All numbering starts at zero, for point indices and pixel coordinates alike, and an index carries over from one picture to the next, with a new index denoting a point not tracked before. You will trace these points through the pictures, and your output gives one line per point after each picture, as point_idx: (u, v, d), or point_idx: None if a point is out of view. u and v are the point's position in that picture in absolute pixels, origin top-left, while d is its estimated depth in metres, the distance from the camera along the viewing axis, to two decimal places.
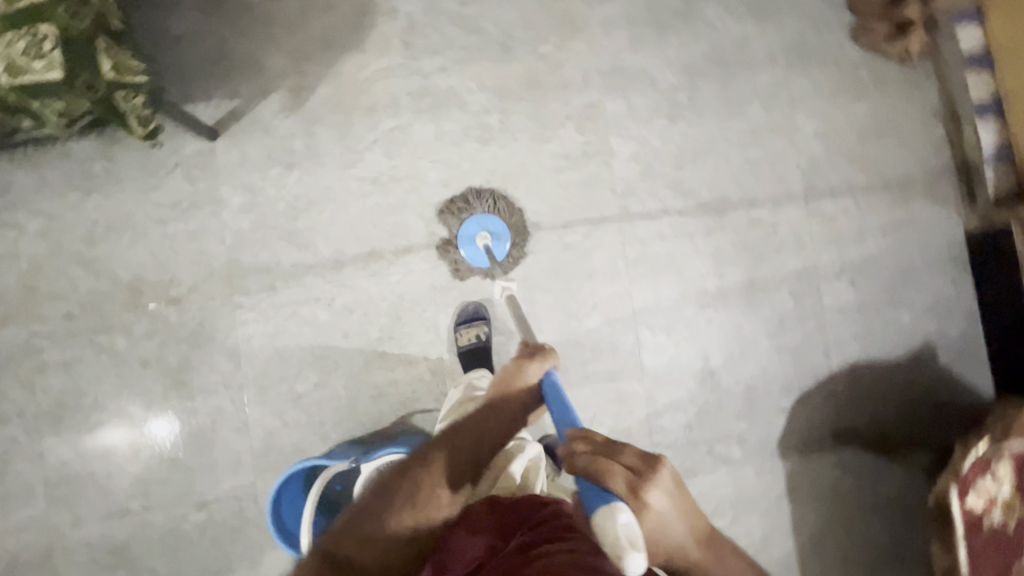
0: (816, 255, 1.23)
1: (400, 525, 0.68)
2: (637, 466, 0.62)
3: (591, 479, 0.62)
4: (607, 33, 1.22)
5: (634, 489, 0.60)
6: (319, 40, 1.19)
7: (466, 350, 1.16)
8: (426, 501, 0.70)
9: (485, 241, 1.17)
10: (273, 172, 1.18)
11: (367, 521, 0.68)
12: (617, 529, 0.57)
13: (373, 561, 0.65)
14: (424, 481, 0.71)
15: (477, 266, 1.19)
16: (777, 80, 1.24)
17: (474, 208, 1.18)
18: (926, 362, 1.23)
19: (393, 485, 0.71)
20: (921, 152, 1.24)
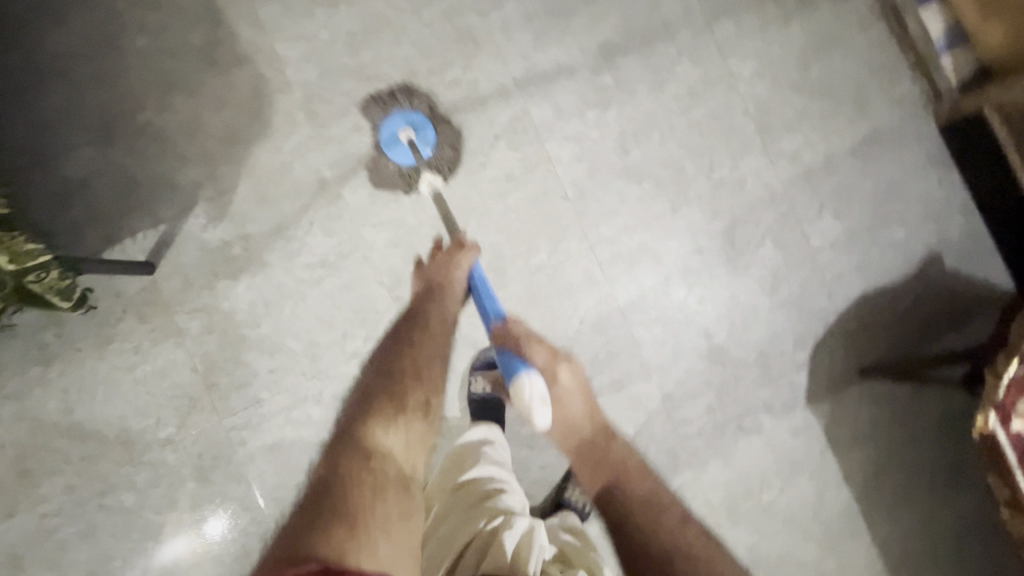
0: (791, 199, 1.16)
1: (415, 406, 0.86)
2: (552, 354, 0.92)
3: (521, 354, 0.89)
4: (511, 38, 1.15)
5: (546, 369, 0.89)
6: (224, 139, 1.14)
7: (479, 400, 1.12)
8: (426, 380, 0.89)
9: (408, 135, 1.10)
10: (221, 286, 1.14)
11: (386, 408, 0.84)
12: (534, 395, 0.83)
13: (396, 441, 0.81)
14: (408, 359, 0.91)
15: (402, 162, 1.12)
16: (700, 30, 1.16)
17: (399, 107, 1.12)
18: (934, 273, 1.17)
19: (393, 376, 0.88)
20: (869, 59, 1.16)
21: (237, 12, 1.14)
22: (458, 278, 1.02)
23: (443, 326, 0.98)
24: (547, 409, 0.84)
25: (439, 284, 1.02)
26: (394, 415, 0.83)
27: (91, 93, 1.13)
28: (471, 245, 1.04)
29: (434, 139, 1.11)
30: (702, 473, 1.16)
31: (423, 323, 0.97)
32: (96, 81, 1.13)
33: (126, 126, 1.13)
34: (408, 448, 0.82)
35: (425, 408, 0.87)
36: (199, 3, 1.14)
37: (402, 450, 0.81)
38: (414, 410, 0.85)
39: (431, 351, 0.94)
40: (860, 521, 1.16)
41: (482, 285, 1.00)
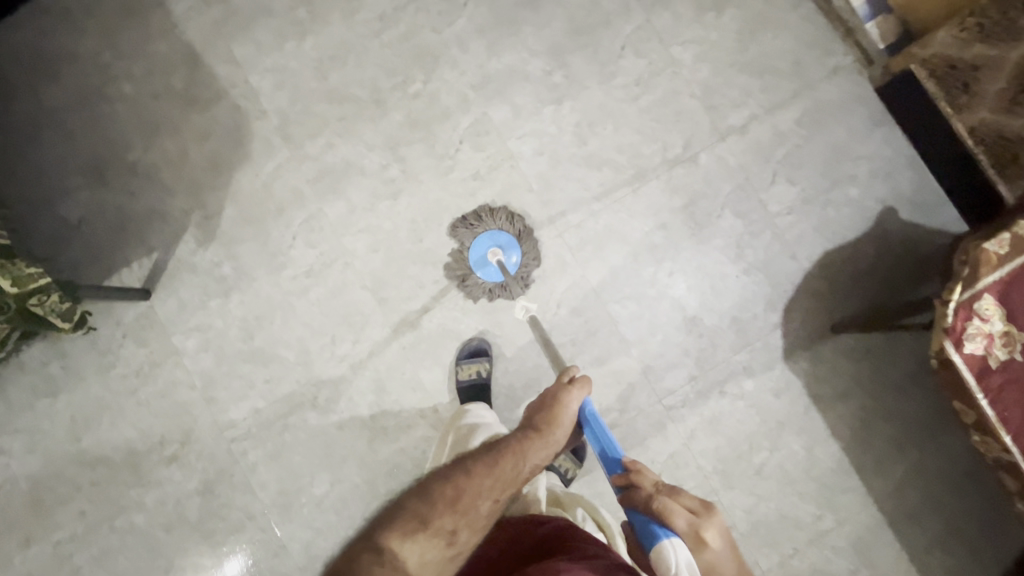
0: (745, 170, 1.22)
1: (439, 531, 0.71)
2: (696, 509, 0.70)
3: (655, 514, 0.71)
4: (465, 50, 1.23)
5: (692, 524, 0.69)
6: (209, 168, 1.22)
7: (466, 385, 1.16)
8: (467, 509, 0.75)
9: (497, 256, 1.18)
10: (214, 304, 1.20)
11: (409, 521, 0.71)
12: (680, 567, 0.67)
13: (412, 554, 0.67)
14: (481, 471, 0.80)
15: (489, 281, 1.18)
16: (640, 25, 1.24)
17: (487, 227, 1.19)
18: (891, 225, 1.21)
19: (430, 496, 0.74)
20: (802, 33, 1.23)
21: (213, 52, 1.24)
22: (565, 417, 0.91)
23: (504, 478, 0.80)
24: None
25: (546, 425, 0.90)
26: (419, 527, 0.70)
27: (84, 138, 1.22)
28: (584, 377, 0.95)
29: (520, 261, 1.19)
30: (692, 441, 1.18)
31: (492, 459, 0.82)
32: (88, 127, 1.22)
33: (117, 166, 1.21)
34: (421, 570, 0.67)
35: (449, 535, 0.71)
36: (177, 48, 1.24)
37: (416, 569, 0.67)
38: (436, 534, 0.71)
39: (482, 486, 0.78)
40: (852, 474, 1.18)
41: (595, 423, 0.90)
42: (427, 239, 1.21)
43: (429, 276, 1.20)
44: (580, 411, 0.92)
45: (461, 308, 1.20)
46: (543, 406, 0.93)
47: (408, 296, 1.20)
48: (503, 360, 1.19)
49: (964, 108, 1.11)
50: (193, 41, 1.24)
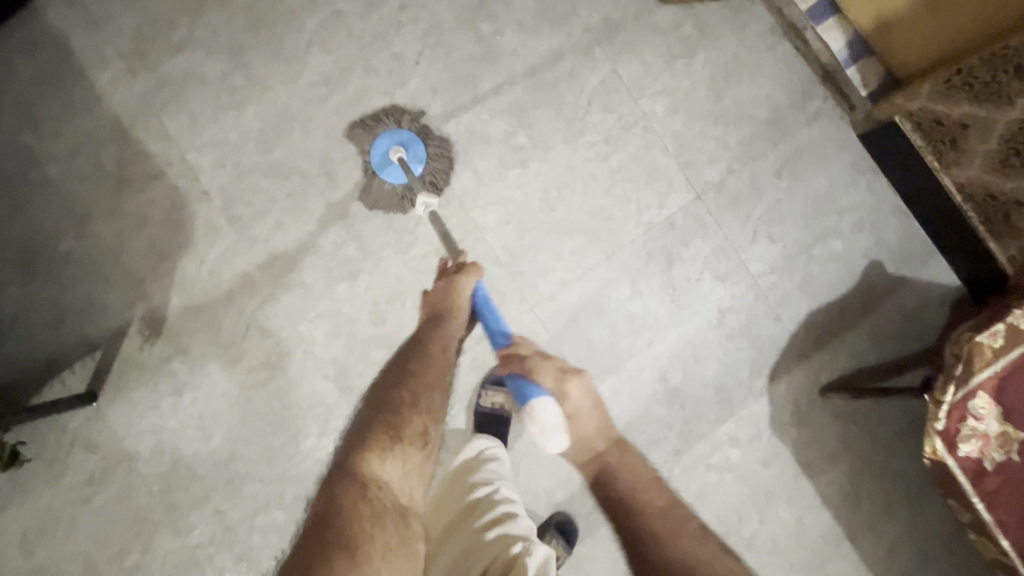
0: (724, 229, 1.15)
1: (412, 437, 0.85)
2: (563, 369, 0.93)
3: (530, 376, 0.91)
4: (419, 113, 1.14)
5: (558, 378, 0.92)
6: (148, 256, 1.12)
7: (483, 413, 1.10)
8: (425, 408, 0.89)
9: (399, 154, 1.08)
10: (167, 403, 1.12)
11: (384, 437, 0.84)
12: (544, 418, 0.87)
13: (393, 470, 0.81)
14: (421, 369, 0.93)
15: (393, 183, 1.10)
16: (607, 76, 1.15)
17: (386, 126, 1.11)
18: (879, 281, 1.15)
19: (394, 403, 0.89)
20: (781, 78, 1.15)
21: (144, 127, 1.13)
22: (463, 303, 0.99)
23: (439, 359, 0.94)
24: (561, 436, 0.88)
25: (448, 313, 0.99)
26: (392, 441, 0.83)
27: (10, 231, 1.12)
28: (471, 265, 1.01)
29: (425, 157, 1.10)
30: None
31: (423, 349, 0.96)
32: (15, 218, 1.12)
33: (48, 259, 1.12)
34: (405, 478, 0.82)
35: (422, 438, 0.86)
36: (103, 124, 1.13)
37: (398, 478, 0.81)
38: (411, 440, 0.85)
39: (429, 375, 0.92)
40: (845, 542, 1.14)
41: (487, 308, 0.97)
42: (391, 320, 1.13)
43: None
44: (473, 294, 1.00)
45: None
46: (433, 301, 1.02)
47: None
48: None
49: (952, 166, 1.02)
50: (121, 116, 1.13)
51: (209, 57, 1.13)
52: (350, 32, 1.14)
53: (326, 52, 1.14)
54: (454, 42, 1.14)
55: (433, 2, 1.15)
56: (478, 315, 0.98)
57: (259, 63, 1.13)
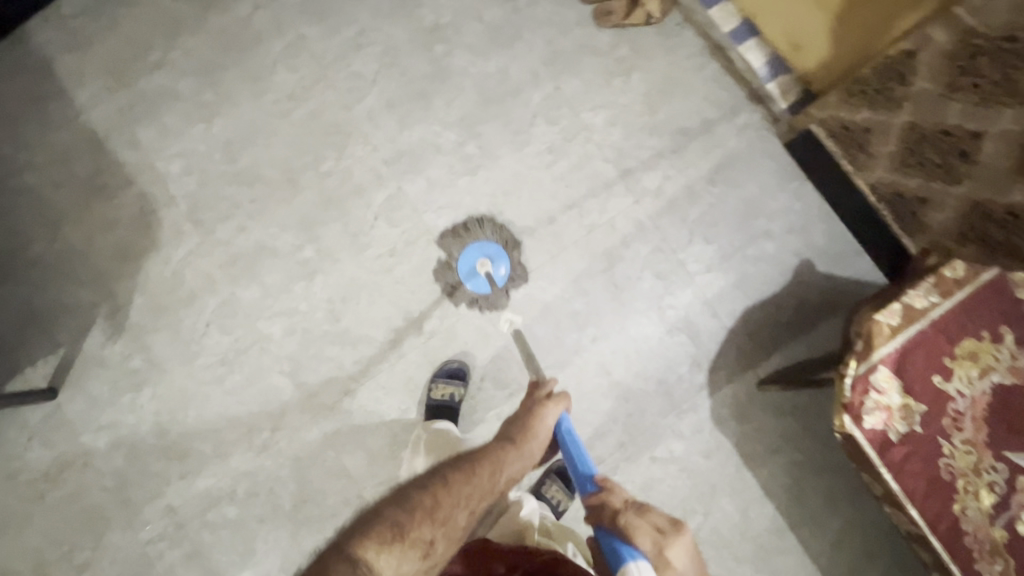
0: (662, 231, 1.22)
1: (417, 542, 0.67)
2: (662, 527, 0.68)
3: (625, 534, 0.67)
4: (376, 125, 1.22)
5: (658, 545, 0.66)
6: (116, 258, 1.18)
7: (433, 405, 1.14)
8: (444, 519, 0.71)
9: (486, 267, 1.17)
10: (125, 400, 1.15)
11: (385, 531, 0.67)
12: None
13: (386, 568, 0.64)
14: (451, 487, 0.75)
15: (476, 292, 1.18)
16: (550, 92, 1.24)
17: (475, 236, 1.20)
18: (809, 279, 1.22)
19: (413, 503, 0.71)
20: (711, 92, 1.24)
21: (118, 139, 1.21)
22: (540, 431, 0.88)
23: (470, 479, 0.77)
24: None
25: (520, 438, 0.87)
26: (393, 539, 0.66)
27: None
28: (563, 394, 0.93)
29: (509, 271, 1.19)
30: None
31: (468, 467, 0.79)
32: None
33: (19, 261, 1.18)
34: None
35: (427, 546, 0.68)
36: (80, 136, 1.20)
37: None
38: (414, 545, 0.67)
39: (458, 495, 0.75)
40: (787, 534, 1.17)
41: (570, 437, 0.87)
42: (345, 318, 1.18)
43: (348, 357, 1.17)
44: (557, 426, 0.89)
45: (383, 388, 1.17)
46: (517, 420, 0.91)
47: (328, 379, 1.17)
48: None
49: (863, 167, 1.08)
50: (97, 129, 1.21)
51: (182, 76, 1.22)
52: (313, 53, 1.24)
53: (290, 71, 1.23)
54: (410, 62, 1.24)
55: (390, 26, 1.25)
56: (562, 450, 0.86)
57: (228, 81, 1.23)
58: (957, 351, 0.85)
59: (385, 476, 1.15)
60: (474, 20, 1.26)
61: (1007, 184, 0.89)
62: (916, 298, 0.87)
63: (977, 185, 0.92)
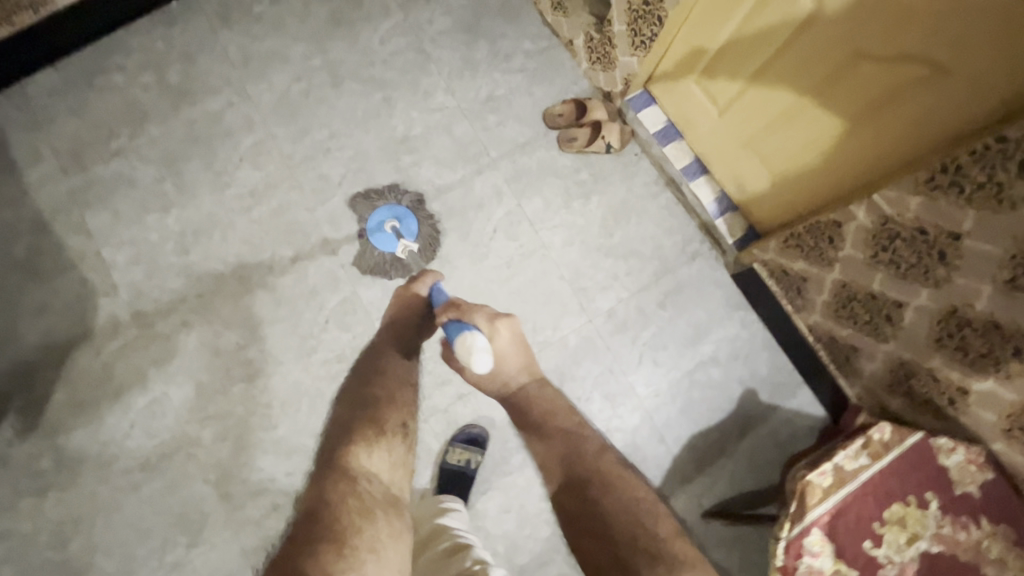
0: (612, 352, 1.24)
1: (393, 429, 1.04)
2: (490, 313, 1.14)
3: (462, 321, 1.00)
4: (336, 228, 1.23)
5: (489, 318, 1.13)
6: (41, 346, 1.11)
7: (449, 469, 1.13)
8: (402, 403, 1.10)
9: (393, 224, 1.23)
10: (26, 505, 1.05)
11: (368, 432, 1.03)
12: (478, 345, 0.94)
13: (380, 462, 0.98)
14: (388, 375, 1.15)
15: (383, 249, 1.22)
16: (512, 208, 1.28)
17: (387, 201, 1.25)
18: (752, 410, 1.24)
19: (375, 399, 1.11)
20: (664, 221, 1.30)
21: (66, 222, 1.17)
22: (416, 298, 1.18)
23: (392, 370, 1.16)
24: (487, 355, 0.95)
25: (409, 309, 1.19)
26: (374, 436, 1.02)
27: None
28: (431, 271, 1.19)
29: (414, 237, 1.23)
30: None
31: (383, 356, 1.17)
32: None
33: None
34: (392, 471, 0.98)
35: (403, 431, 1.05)
36: (24, 217, 1.16)
37: (382, 468, 0.97)
38: (391, 434, 1.03)
39: (395, 385, 1.13)
40: None
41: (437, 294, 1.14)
42: (283, 424, 1.13)
43: (281, 467, 1.11)
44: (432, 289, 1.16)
45: None
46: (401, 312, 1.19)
47: (256, 491, 1.10)
48: None
49: (801, 309, 1.13)
50: (45, 210, 1.17)
51: (143, 164, 1.21)
52: (281, 153, 1.25)
53: (256, 168, 1.24)
54: (377, 169, 1.27)
55: (360, 133, 1.28)
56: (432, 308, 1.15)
57: (190, 173, 1.22)
58: (886, 515, 0.86)
59: None
60: (443, 134, 1.30)
61: (928, 350, 0.91)
62: (847, 459, 0.89)
63: (900, 346, 0.96)
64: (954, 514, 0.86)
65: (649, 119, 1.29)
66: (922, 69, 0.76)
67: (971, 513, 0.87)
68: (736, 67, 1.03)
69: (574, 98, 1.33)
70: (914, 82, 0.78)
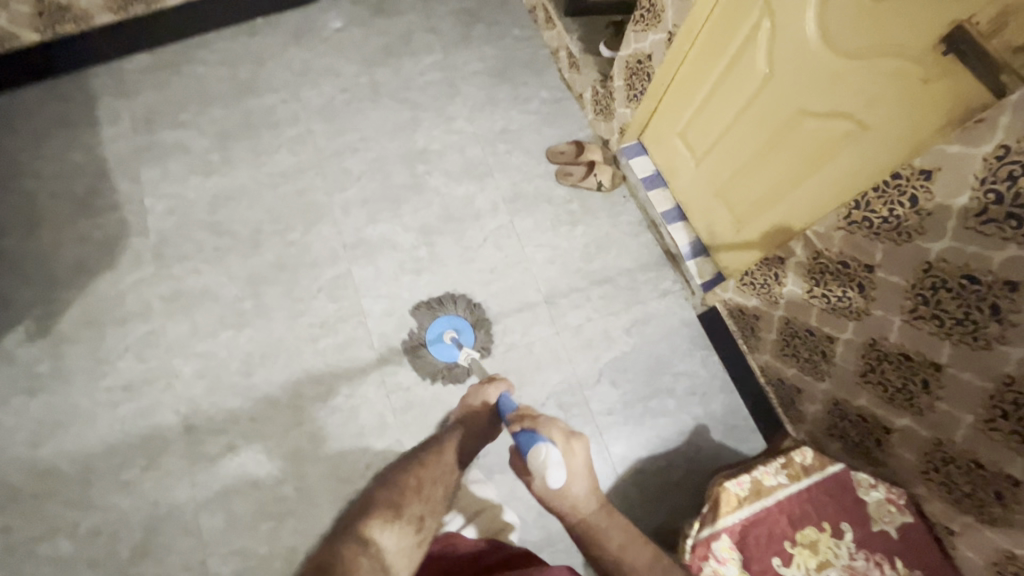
0: (574, 366, 1.31)
1: (410, 518, 0.80)
2: (568, 431, 0.82)
3: (535, 428, 0.80)
4: (347, 214, 1.38)
5: (566, 434, 0.80)
6: (72, 267, 1.27)
7: None
8: (426, 495, 0.86)
9: (452, 335, 1.27)
10: (14, 402, 1.15)
11: (385, 509, 0.80)
12: (550, 462, 0.74)
13: (389, 541, 0.76)
14: (425, 465, 0.91)
15: (442, 359, 1.26)
16: (504, 223, 1.42)
17: (446, 311, 1.30)
18: (700, 445, 1.27)
19: (398, 485, 0.86)
20: (641, 257, 1.41)
21: (123, 170, 1.37)
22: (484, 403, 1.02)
23: (438, 460, 0.92)
24: (560, 471, 0.75)
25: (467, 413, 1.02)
26: (392, 517, 0.79)
27: None
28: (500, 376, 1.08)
29: (473, 344, 1.28)
30: None
31: (435, 447, 0.95)
32: None
33: None
34: (398, 554, 0.75)
35: (418, 522, 0.81)
36: (91, 161, 1.37)
37: (393, 552, 0.75)
38: (409, 520, 0.80)
39: (430, 474, 0.89)
40: None
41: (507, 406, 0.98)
42: (258, 374, 1.22)
43: (246, 413, 1.19)
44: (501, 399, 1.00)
45: (267, 451, 1.17)
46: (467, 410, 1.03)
47: (218, 430, 1.17)
48: (293, 516, 1.14)
49: (754, 349, 1.20)
50: (109, 158, 1.38)
51: (199, 136, 1.42)
52: (315, 145, 1.45)
53: (291, 154, 1.43)
54: (393, 171, 1.44)
55: (386, 141, 1.47)
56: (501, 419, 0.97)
57: (235, 149, 1.42)
58: (799, 537, 0.89)
59: (237, 547, 1.10)
60: (457, 152, 1.48)
61: (856, 387, 0.96)
62: (766, 475, 0.94)
63: (835, 384, 1.01)
64: (869, 550, 0.88)
65: (639, 166, 1.44)
66: (848, 125, 0.88)
67: (886, 552, 0.88)
68: (708, 122, 1.19)
69: (575, 141, 1.52)
70: (842, 136, 0.90)
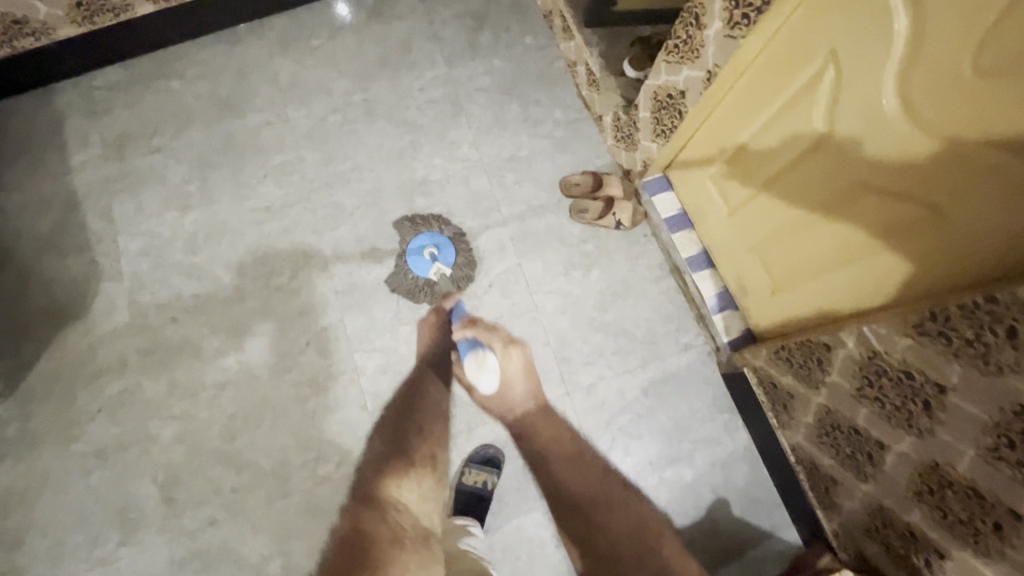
0: (582, 429, 1.20)
1: (423, 461, 1.17)
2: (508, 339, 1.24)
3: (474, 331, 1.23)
4: (338, 256, 1.26)
5: (506, 342, 1.24)
6: (38, 317, 1.16)
7: (465, 490, 1.13)
8: (429, 438, 1.18)
9: (431, 252, 1.26)
10: None
11: (401, 466, 1.16)
12: (486, 366, 1.21)
13: (411, 492, 1.15)
14: (418, 417, 1.18)
15: (420, 274, 1.25)
16: (511, 266, 1.29)
17: (430, 228, 1.29)
18: (720, 521, 1.17)
19: (410, 432, 1.17)
20: (661, 307, 1.28)
21: (94, 204, 1.24)
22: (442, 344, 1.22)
23: (427, 417, 1.18)
24: (491, 376, 1.21)
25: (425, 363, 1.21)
26: (406, 471, 1.16)
27: None
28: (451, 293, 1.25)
29: (450, 263, 1.26)
30: None
31: (419, 404, 1.19)
32: None
33: None
34: (421, 499, 1.15)
35: (432, 461, 1.17)
36: (58, 193, 1.24)
37: (416, 500, 1.15)
38: (423, 464, 1.17)
39: (424, 420, 1.18)
40: None
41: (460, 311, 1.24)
42: (241, 438, 1.13)
43: (228, 481, 1.11)
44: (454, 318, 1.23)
45: (251, 523, 1.09)
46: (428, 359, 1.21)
47: (198, 501, 1.09)
48: None
49: (786, 427, 1.08)
50: (78, 190, 1.25)
51: (176, 164, 1.29)
52: (303, 175, 1.31)
53: (277, 185, 1.29)
54: (389, 206, 1.30)
55: (381, 169, 1.33)
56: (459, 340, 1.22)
57: (217, 180, 1.29)
58: None
59: None
60: (460, 183, 1.34)
61: (906, 502, 0.84)
62: None
63: (880, 490, 0.89)
64: None
65: (663, 203, 1.27)
66: (924, 211, 0.74)
67: None
68: (748, 174, 1.03)
69: (593, 171, 1.36)
70: (914, 221, 0.75)
